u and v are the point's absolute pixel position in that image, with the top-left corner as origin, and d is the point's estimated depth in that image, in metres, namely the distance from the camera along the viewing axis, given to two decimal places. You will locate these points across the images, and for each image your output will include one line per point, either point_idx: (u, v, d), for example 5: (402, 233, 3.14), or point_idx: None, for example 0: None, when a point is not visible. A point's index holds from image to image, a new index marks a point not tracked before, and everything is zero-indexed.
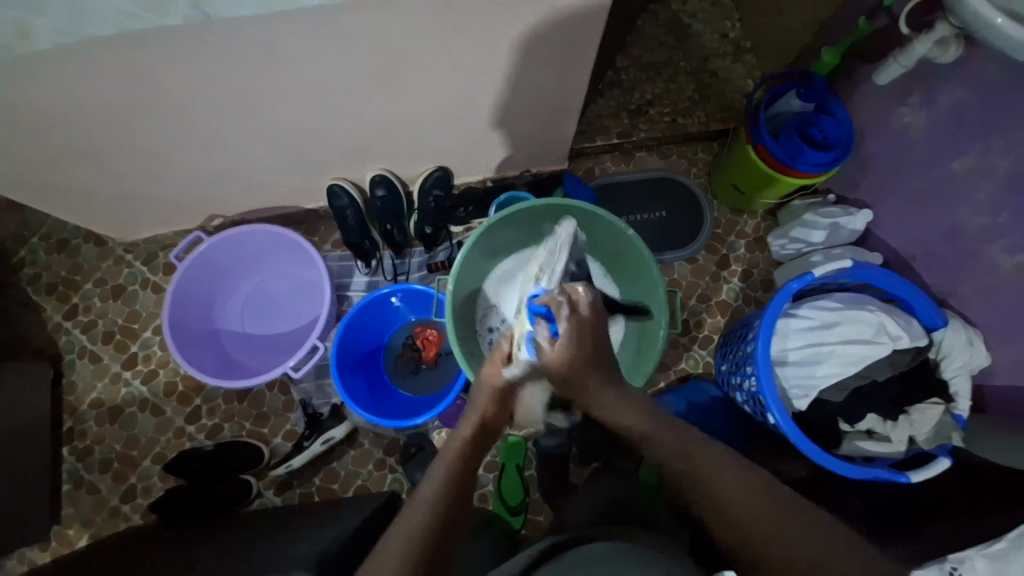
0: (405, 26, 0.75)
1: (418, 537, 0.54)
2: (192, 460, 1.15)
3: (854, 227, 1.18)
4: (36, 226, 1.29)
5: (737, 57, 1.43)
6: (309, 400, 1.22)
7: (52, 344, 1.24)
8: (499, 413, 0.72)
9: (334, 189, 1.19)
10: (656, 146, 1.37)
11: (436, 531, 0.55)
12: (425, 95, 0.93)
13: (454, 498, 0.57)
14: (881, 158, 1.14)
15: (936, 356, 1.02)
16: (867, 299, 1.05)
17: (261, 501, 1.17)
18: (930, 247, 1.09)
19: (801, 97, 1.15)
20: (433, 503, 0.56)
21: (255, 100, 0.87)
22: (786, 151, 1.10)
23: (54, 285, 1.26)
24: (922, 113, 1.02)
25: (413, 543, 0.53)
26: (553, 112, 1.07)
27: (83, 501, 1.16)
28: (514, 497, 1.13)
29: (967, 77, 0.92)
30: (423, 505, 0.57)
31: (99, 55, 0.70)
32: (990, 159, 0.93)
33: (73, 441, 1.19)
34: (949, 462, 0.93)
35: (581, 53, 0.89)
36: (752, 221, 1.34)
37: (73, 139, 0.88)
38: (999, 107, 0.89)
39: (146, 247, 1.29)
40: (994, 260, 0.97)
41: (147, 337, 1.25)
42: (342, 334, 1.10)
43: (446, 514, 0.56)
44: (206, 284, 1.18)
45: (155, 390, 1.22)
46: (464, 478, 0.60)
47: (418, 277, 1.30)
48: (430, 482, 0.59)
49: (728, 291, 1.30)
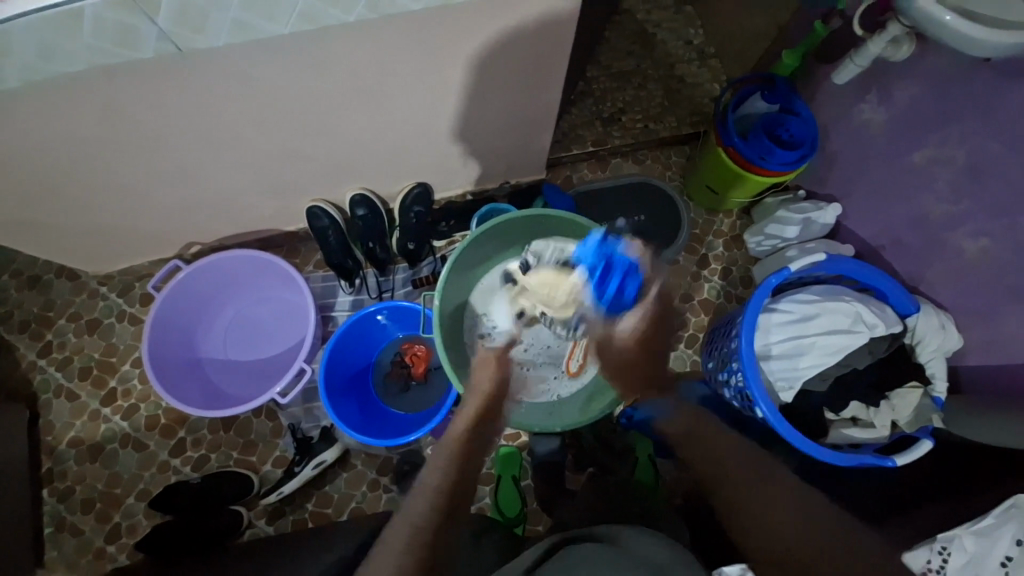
0: (379, 47, 0.76)
1: (425, 512, 0.67)
2: (178, 494, 1.11)
3: (825, 221, 1.22)
4: (4, 264, 1.26)
5: (702, 62, 1.47)
6: (297, 425, 1.20)
7: (26, 384, 1.20)
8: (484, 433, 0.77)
9: (314, 211, 1.18)
10: (631, 152, 1.40)
11: (441, 509, 0.68)
12: (401, 114, 0.94)
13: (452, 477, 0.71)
14: (846, 154, 1.18)
15: (911, 341, 1.06)
16: (843, 290, 1.08)
17: (253, 531, 1.15)
18: (898, 236, 1.13)
19: (764, 99, 1.19)
20: (437, 488, 0.69)
21: (230, 126, 0.87)
22: (756, 152, 1.13)
23: (26, 322, 1.23)
24: (881, 109, 1.07)
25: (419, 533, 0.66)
26: (528, 124, 1.09)
27: (65, 545, 1.12)
28: (512, 508, 1.11)
29: (921, 73, 0.97)
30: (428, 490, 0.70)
31: (70, 90, 0.69)
32: (948, 149, 0.97)
33: (53, 483, 1.15)
34: (930, 444, 0.97)
35: (553, 66, 0.91)
36: (728, 220, 1.37)
37: (43, 175, 0.86)
38: (953, 101, 0.93)
39: (121, 279, 1.27)
40: (960, 245, 1.00)
41: (126, 371, 1.22)
42: (329, 355, 1.09)
43: (446, 496, 0.69)
44: (187, 313, 1.16)
45: (137, 425, 1.19)
46: (461, 465, 0.72)
47: (403, 293, 1.29)
48: (434, 466, 0.72)
49: (710, 290, 1.32)
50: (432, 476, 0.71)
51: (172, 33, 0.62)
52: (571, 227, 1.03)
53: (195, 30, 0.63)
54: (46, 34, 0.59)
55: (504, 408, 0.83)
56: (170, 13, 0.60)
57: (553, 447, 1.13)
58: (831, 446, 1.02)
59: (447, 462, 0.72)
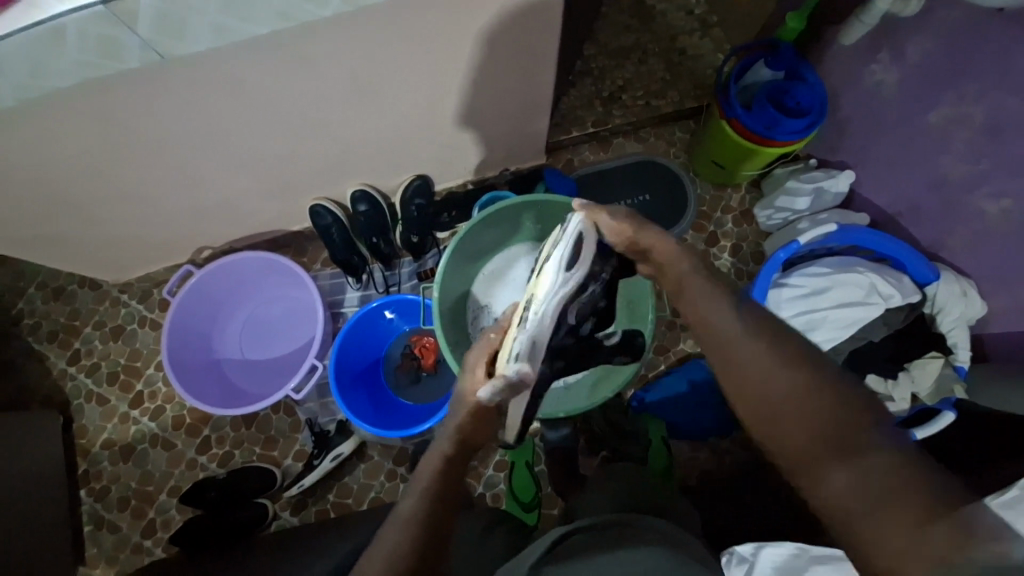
0: (363, 41, 0.75)
1: (401, 552, 0.58)
2: (207, 490, 1.16)
3: (838, 189, 1.18)
4: (30, 277, 1.31)
5: (704, 32, 1.42)
6: (315, 419, 1.23)
7: (58, 391, 1.26)
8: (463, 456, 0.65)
9: (317, 209, 1.20)
10: (633, 130, 1.37)
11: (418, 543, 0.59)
12: (392, 106, 0.94)
13: (431, 510, 0.61)
14: (857, 118, 1.13)
15: (931, 311, 1.02)
16: (856, 261, 1.05)
17: (278, 523, 1.19)
18: (915, 202, 1.08)
19: (769, 66, 1.14)
20: (409, 519, 0.60)
21: (223, 130, 0.87)
22: (761, 123, 1.09)
23: (54, 332, 1.29)
24: (893, 69, 1.02)
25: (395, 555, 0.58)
26: (524, 108, 1.08)
27: (105, 540, 1.19)
28: (527, 493, 1.11)
29: (933, 27, 0.92)
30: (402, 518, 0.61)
31: (66, 106, 0.71)
32: (965, 107, 0.92)
33: (90, 483, 1.22)
34: (953, 416, 0.91)
35: (542, 47, 0.89)
36: (737, 194, 1.33)
37: (54, 189, 0.89)
38: (967, 53, 0.88)
39: (140, 285, 1.31)
40: (980, 208, 0.95)
41: (151, 374, 1.27)
42: (338, 350, 1.11)
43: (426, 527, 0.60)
44: (202, 317, 1.20)
45: (164, 425, 1.24)
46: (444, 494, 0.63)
47: (409, 286, 1.31)
48: (410, 493, 0.63)
49: (720, 268, 1.30)
50: (405, 508, 0.62)
51: (155, 41, 0.63)
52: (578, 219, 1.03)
53: (176, 37, 0.63)
54: (32, 53, 0.60)
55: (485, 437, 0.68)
56: (150, 21, 0.60)
57: (564, 433, 1.14)
58: None
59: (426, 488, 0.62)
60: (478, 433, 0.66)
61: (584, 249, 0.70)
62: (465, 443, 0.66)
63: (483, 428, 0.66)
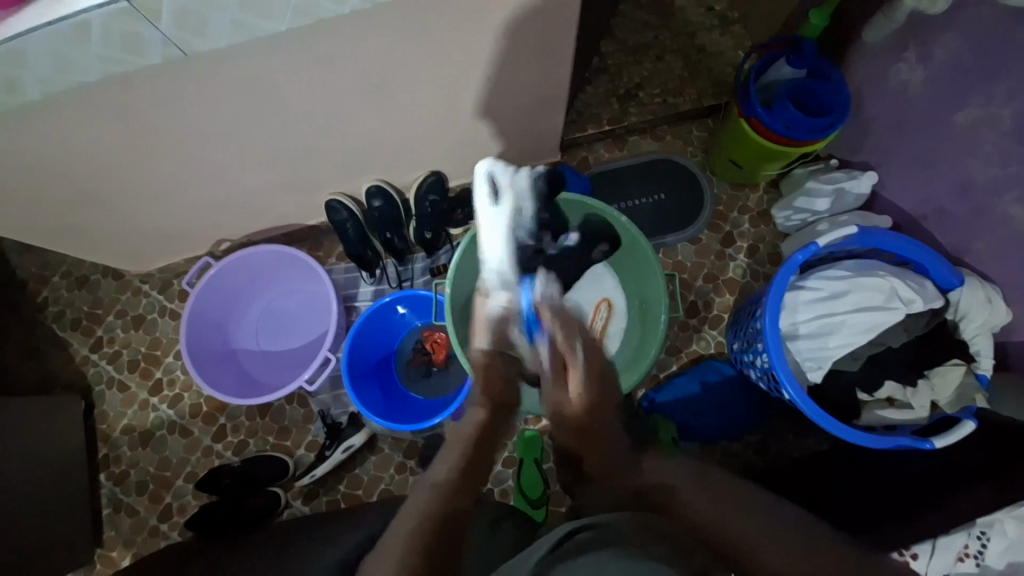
0: (377, 37, 0.75)
1: (430, 507, 0.65)
2: (222, 477, 1.19)
3: (860, 191, 1.15)
4: (55, 265, 1.35)
5: (724, 28, 1.39)
6: (327, 411, 1.25)
7: (81, 377, 1.30)
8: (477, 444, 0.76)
9: (332, 204, 1.21)
10: (649, 128, 1.36)
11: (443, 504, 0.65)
12: (407, 102, 0.94)
13: (457, 478, 0.69)
14: (881, 118, 1.11)
15: (954, 317, 0.99)
16: (877, 264, 1.02)
17: (290, 512, 1.21)
18: (940, 205, 1.05)
19: (790, 64, 1.11)
20: (438, 481, 0.69)
21: (241, 125, 0.89)
22: (781, 122, 1.07)
23: (78, 319, 1.32)
24: (919, 68, 0.99)
25: (423, 512, 0.64)
26: (539, 106, 1.07)
27: (123, 523, 1.22)
28: (536, 491, 1.12)
29: (963, 25, 0.89)
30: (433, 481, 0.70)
31: (90, 99, 0.73)
32: (993, 108, 0.89)
33: (110, 467, 1.25)
34: (974, 425, 0.91)
35: (559, 45, 0.89)
36: (755, 194, 1.31)
37: (77, 180, 0.91)
38: (996, 53, 0.85)
39: (161, 276, 1.34)
40: (1007, 213, 0.93)
41: (169, 362, 1.30)
42: (352, 344, 1.13)
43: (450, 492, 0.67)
44: (219, 309, 1.22)
45: (181, 412, 1.27)
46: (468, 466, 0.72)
47: (422, 282, 1.32)
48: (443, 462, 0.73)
49: (735, 269, 1.28)
50: (438, 472, 0.71)
51: (177, 37, 0.64)
52: (582, 207, 1.05)
53: (197, 33, 0.64)
54: (59, 48, 0.62)
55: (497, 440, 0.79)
56: (173, 18, 0.61)
57: None
58: (865, 428, 0.98)
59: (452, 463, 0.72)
60: (497, 393, 0.82)
61: (499, 185, 0.88)
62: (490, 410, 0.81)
63: (500, 386, 0.84)
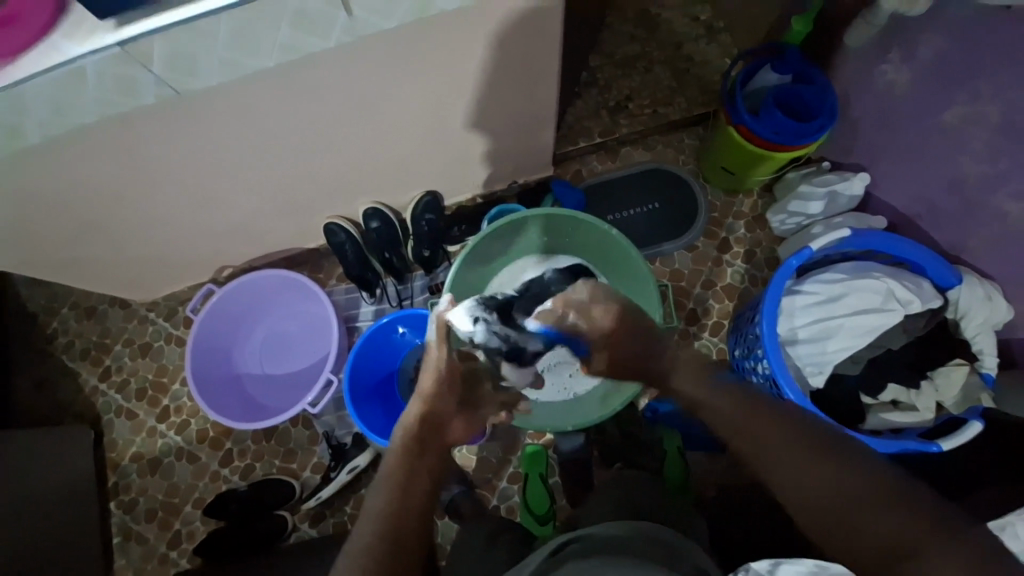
0: (361, 68, 0.77)
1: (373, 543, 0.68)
2: (229, 501, 1.20)
3: (852, 192, 1.15)
4: (63, 298, 1.38)
5: (710, 37, 1.41)
6: (332, 432, 1.26)
7: (90, 407, 1.32)
8: (425, 458, 0.79)
9: (331, 228, 1.24)
10: (641, 139, 1.37)
11: (386, 529, 0.69)
12: (398, 126, 0.96)
13: (395, 497, 0.73)
14: (869, 119, 1.11)
15: (954, 315, 0.98)
16: (872, 265, 1.02)
17: (298, 535, 1.22)
18: (934, 203, 1.05)
19: (776, 70, 1.12)
20: (381, 511, 0.71)
21: (235, 155, 0.91)
22: (769, 127, 1.08)
23: (87, 350, 1.35)
24: (904, 68, 0.99)
25: (371, 537, 0.69)
26: (529, 122, 1.09)
27: (133, 551, 1.23)
28: (541, 506, 1.10)
29: (944, 25, 0.89)
30: (373, 513, 0.72)
31: (88, 139, 0.75)
32: (980, 104, 0.89)
33: (119, 495, 1.27)
34: (979, 425, 0.89)
35: (542, 64, 0.91)
36: (749, 200, 1.31)
37: (80, 218, 0.94)
38: (979, 50, 0.86)
39: (166, 304, 1.36)
40: (1001, 209, 0.92)
41: (176, 389, 1.32)
42: (352, 366, 1.13)
43: (390, 515, 0.71)
44: (223, 335, 1.24)
45: (188, 438, 1.29)
46: (407, 484, 0.75)
47: (422, 300, 1.33)
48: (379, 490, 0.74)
49: (733, 275, 1.28)
50: (377, 499, 0.73)
51: (170, 78, 0.66)
52: (574, 228, 1.08)
53: (189, 73, 0.66)
54: (55, 91, 0.64)
55: (440, 440, 0.83)
56: (165, 60, 0.64)
57: (577, 444, 1.14)
58: (871, 433, 0.96)
59: (389, 481, 0.75)
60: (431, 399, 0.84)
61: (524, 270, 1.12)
62: (425, 419, 0.83)
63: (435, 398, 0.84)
